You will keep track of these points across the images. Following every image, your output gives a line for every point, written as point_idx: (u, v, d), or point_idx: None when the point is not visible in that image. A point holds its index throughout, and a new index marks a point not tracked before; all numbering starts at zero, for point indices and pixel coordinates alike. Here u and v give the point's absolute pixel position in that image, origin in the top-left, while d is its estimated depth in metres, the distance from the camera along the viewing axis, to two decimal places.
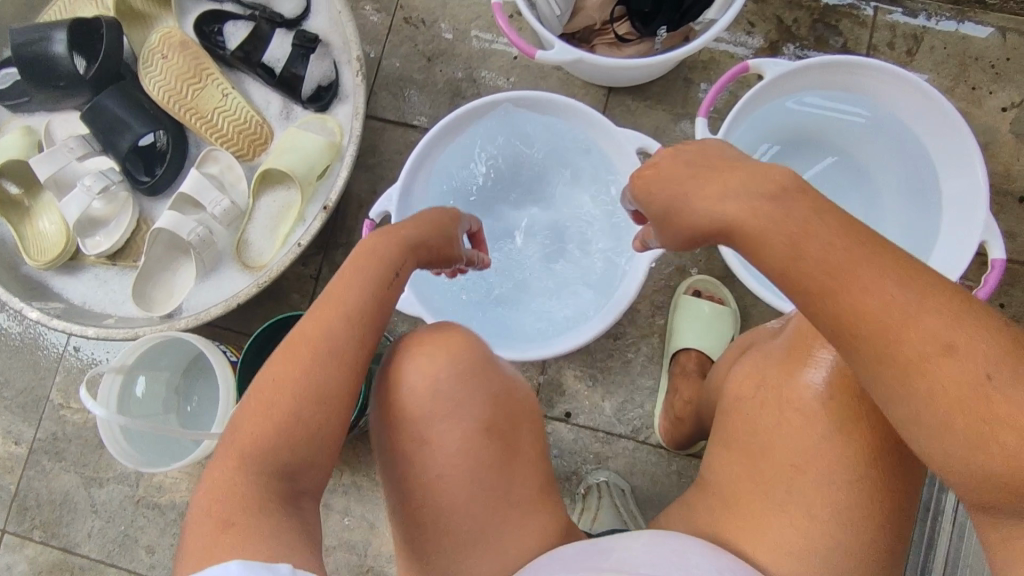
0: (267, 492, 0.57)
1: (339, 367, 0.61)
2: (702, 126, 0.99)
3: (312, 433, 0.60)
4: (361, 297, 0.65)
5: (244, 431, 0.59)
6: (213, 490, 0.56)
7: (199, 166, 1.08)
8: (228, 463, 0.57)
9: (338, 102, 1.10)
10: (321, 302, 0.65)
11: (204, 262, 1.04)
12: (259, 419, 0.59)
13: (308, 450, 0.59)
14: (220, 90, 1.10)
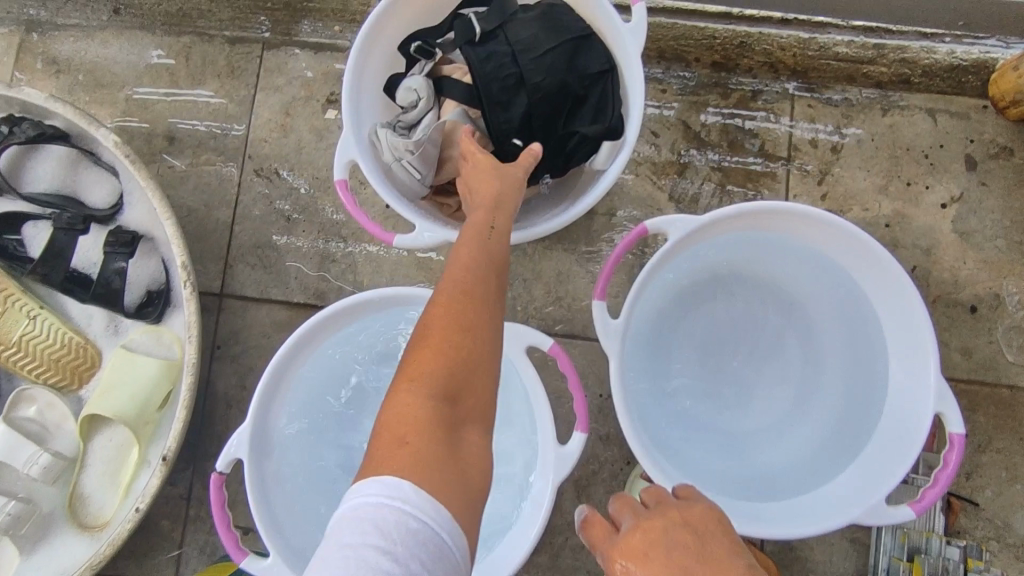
0: (432, 420, 0.51)
1: (489, 322, 0.57)
2: (599, 311, 0.83)
3: (469, 352, 0.55)
4: (488, 266, 0.60)
5: (414, 362, 0.54)
6: (397, 452, 0.49)
7: (9, 412, 0.89)
8: (409, 390, 0.52)
9: (172, 309, 0.92)
10: (447, 265, 0.60)
11: (27, 536, 0.86)
12: (425, 360, 0.54)
13: (479, 395, 0.55)
14: (25, 313, 0.89)
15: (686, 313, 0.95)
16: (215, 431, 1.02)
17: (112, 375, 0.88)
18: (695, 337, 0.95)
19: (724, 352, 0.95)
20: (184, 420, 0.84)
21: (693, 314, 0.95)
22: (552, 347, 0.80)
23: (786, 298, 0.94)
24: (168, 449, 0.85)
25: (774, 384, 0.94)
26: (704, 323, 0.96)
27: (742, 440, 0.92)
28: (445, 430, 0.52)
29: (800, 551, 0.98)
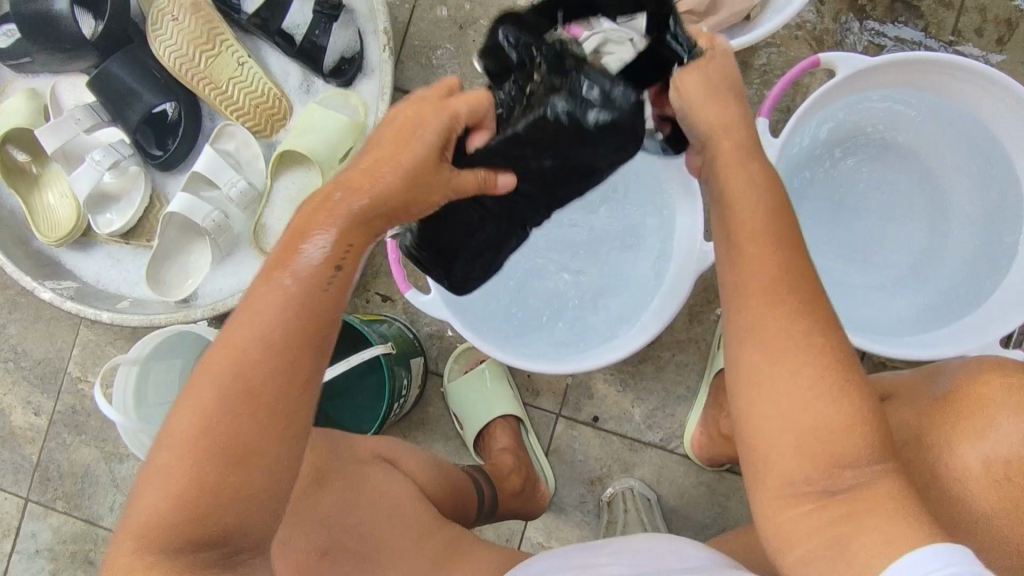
0: (190, 512, 0.46)
1: (274, 354, 0.48)
2: (762, 128, 0.89)
3: (279, 371, 0.48)
4: (270, 372, 0.48)
5: (154, 476, 0.47)
6: (150, 487, 0.47)
7: (214, 143, 1.01)
8: (155, 476, 0.47)
9: (362, 77, 1.02)
10: (233, 322, 0.50)
11: (220, 247, 0.99)
12: (169, 471, 0.46)
13: (264, 443, 0.47)
14: (236, 59, 1.01)
15: (820, 175, 1.01)
16: None
17: (307, 122, 0.99)
18: (824, 196, 1.01)
19: (848, 213, 1.02)
20: None
21: (829, 170, 1.01)
22: None
23: (923, 166, 0.99)
24: None
25: (894, 247, 1.00)
26: (840, 181, 1.01)
27: (843, 288, 1.00)
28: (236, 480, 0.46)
29: None
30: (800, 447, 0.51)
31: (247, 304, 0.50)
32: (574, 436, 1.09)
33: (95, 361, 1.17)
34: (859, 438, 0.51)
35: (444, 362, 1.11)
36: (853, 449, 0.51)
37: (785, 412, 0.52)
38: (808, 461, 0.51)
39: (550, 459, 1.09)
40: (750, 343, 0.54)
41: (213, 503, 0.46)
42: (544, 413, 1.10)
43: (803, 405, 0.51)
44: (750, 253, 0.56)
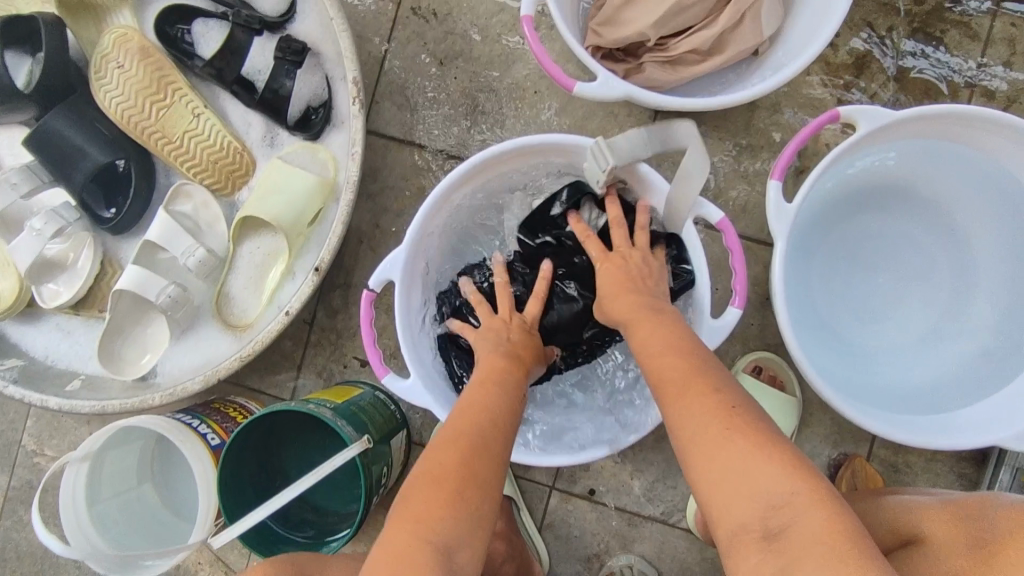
0: (422, 557, 0.52)
1: (498, 436, 0.63)
2: (773, 192, 0.80)
3: (484, 459, 0.60)
4: (496, 453, 0.62)
5: (404, 515, 0.55)
6: (399, 534, 0.54)
7: (168, 205, 0.91)
8: (400, 526, 0.55)
9: (331, 128, 0.91)
10: (457, 416, 0.65)
11: (178, 322, 0.90)
12: (407, 522, 0.54)
13: (477, 496, 0.57)
14: (191, 109, 0.90)
15: (834, 230, 0.92)
16: (345, 264, 1.03)
17: (269, 182, 0.88)
18: (839, 253, 0.93)
19: (867, 271, 0.93)
20: (343, 234, 0.86)
21: (843, 223, 0.92)
22: (720, 220, 0.77)
23: (947, 218, 0.90)
24: (322, 261, 0.87)
25: (914, 308, 0.91)
26: (857, 234, 0.92)
27: (861, 354, 0.91)
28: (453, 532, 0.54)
29: (904, 477, 0.96)
30: (736, 500, 0.54)
31: (458, 409, 0.66)
32: (570, 510, 1.01)
33: (50, 432, 1.07)
34: (777, 476, 0.54)
35: (427, 432, 1.03)
36: (771, 488, 0.53)
37: (705, 470, 0.57)
38: (746, 518, 0.54)
39: (544, 535, 1.01)
40: (688, 447, 0.59)
41: (442, 538, 0.54)
42: (538, 486, 1.01)
43: (764, 502, 0.53)
44: (661, 358, 0.65)
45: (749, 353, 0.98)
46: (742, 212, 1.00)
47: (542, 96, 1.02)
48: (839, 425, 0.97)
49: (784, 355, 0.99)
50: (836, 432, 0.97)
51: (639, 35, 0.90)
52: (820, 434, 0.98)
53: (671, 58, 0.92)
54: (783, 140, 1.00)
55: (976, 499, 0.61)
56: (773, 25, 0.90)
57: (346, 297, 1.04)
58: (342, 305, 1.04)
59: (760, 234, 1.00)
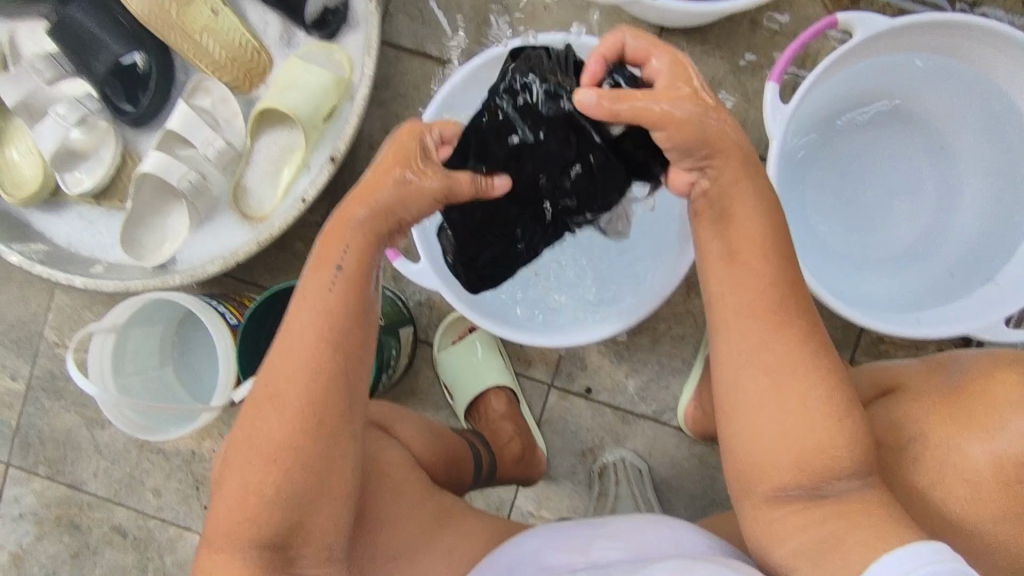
0: (266, 467, 0.56)
1: (331, 308, 0.58)
2: (771, 94, 0.84)
3: (313, 350, 0.57)
4: (339, 307, 0.58)
5: (250, 440, 0.57)
6: (243, 459, 0.57)
7: (188, 98, 0.95)
8: (244, 450, 0.57)
9: (348, 30, 0.95)
10: (298, 296, 0.60)
11: (198, 211, 0.94)
12: (253, 445, 0.56)
13: (315, 452, 0.56)
14: (210, 7, 0.94)
15: (825, 145, 0.98)
16: (357, 170, 1.08)
17: (287, 77, 0.92)
18: (829, 168, 0.98)
19: (856, 184, 0.98)
20: (357, 127, 0.90)
21: (836, 140, 0.98)
22: None
23: (939, 134, 0.95)
24: (338, 152, 0.92)
25: (902, 220, 0.97)
26: (850, 151, 0.98)
27: (848, 262, 0.97)
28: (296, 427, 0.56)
29: None
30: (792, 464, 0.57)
31: (308, 285, 0.60)
32: (567, 408, 1.08)
33: (71, 325, 1.13)
34: (846, 448, 0.57)
35: (433, 331, 1.08)
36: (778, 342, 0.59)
37: (766, 429, 0.58)
38: (795, 479, 0.57)
39: (542, 430, 1.08)
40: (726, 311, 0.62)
41: (290, 436, 0.56)
42: (537, 384, 1.08)
43: (785, 361, 0.58)
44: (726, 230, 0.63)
45: None
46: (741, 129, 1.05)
47: (551, 10, 1.05)
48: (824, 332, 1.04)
49: None
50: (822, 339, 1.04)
51: None
52: None
53: None
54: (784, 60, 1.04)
55: (946, 357, 0.72)
56: None
57: None
58: None
59: (756, 151, 1.05)
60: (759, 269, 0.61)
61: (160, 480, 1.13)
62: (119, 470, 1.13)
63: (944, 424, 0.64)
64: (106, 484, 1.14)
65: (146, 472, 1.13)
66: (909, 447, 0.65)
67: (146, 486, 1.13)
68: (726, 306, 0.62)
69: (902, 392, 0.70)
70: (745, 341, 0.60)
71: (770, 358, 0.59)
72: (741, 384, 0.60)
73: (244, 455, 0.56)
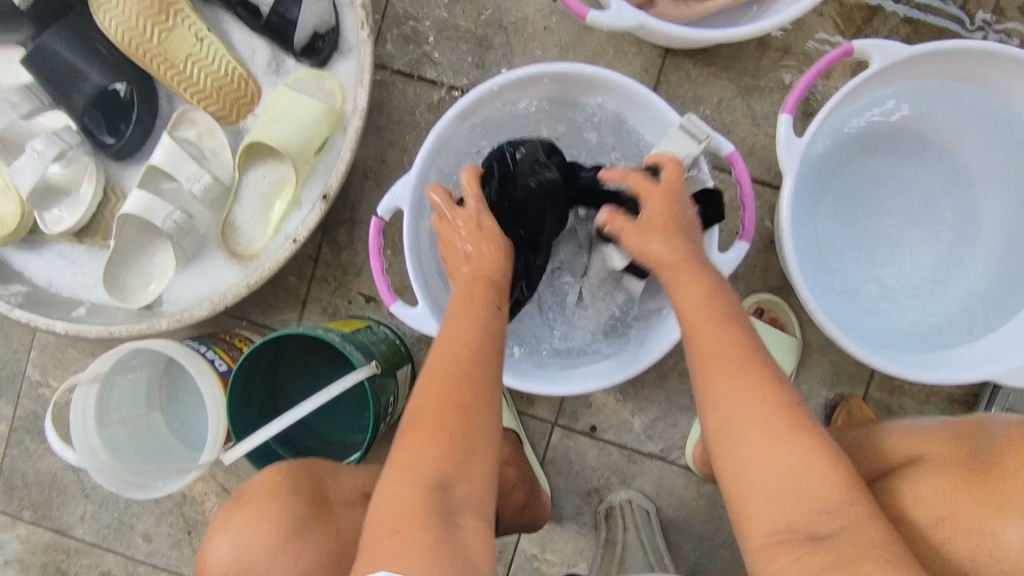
0: (445, 400, 0.60)
1: (497, 272, 0.71)
2: (784, 126, 0.80)
3: (484, 302, 0.68)
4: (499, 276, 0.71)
5: (433, 379, 0.62)
6: (425, 397, 0.60)
7: (172, 130, 0.90)
8: (425, 390, 0.61)
9: (339, 56, 0.90)
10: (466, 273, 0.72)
11: (184, 250, 0.90)
12: (436, 380, 0.61)
13: (474, 433, 0.58)
14: (194, 33, 0.89)
15: (842, 173, 0.93)
16: (350, 200, 1.03)
17: (276, 108, 0.87)
18: (845, 196, 0.94)
19: (874, 214, 0.93)
20: (349, 162, 0.85)
21: (853, 167, 0.93)
22: (731, 153, 0.76)
23: (958, 162, 0.90)
24: (329, 189, 0.87)
25: (919, 252, 0.93)
26: (865, 179, 0.93)
27: (865, 296, 0.93)
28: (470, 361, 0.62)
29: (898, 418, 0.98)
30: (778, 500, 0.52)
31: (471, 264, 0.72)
32: (571, 446, 1.03)
33: (54, 364, 1.08)
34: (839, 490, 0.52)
35: None
36: (737, 391, 0.56)
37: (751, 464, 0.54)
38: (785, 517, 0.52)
39: (545, 470, 1.03)
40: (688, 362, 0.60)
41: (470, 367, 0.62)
42: (540, 422, 1.03)
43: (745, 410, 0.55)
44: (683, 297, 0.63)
45: (752, 295, 0.99)
46: (750, 154, 1.00)
47: (551, 31, 1.00)
48: (838, 366, 0.99)
49: (787, 298, 1.00)
50: (837, 373, 0.99)
51: None
52: (819, 375, 1.00)
53: None
54: (794, 82, 0.99)
55: (975, 419, 0.63)
56: None
57: (352, 232, 1.03)
58: (346, 241, 1.03)
59: (767, 177, 1.00)
60: (710, 328, 0.59)
61: (150, 524, 1.09)
62: (106, 515, 1.09)
63: (976, 503, 0.57)
64: (94, 530, 1.09)
65: (135, 516, 1.08)
66: (933, 532, 0.58)
67: (135, 531, 1.08)
68: (701, 352, 0.59)
69: (925, 461, 0.62)
70: (722, 391, 0.56)
71: (750, 395, 0.55)
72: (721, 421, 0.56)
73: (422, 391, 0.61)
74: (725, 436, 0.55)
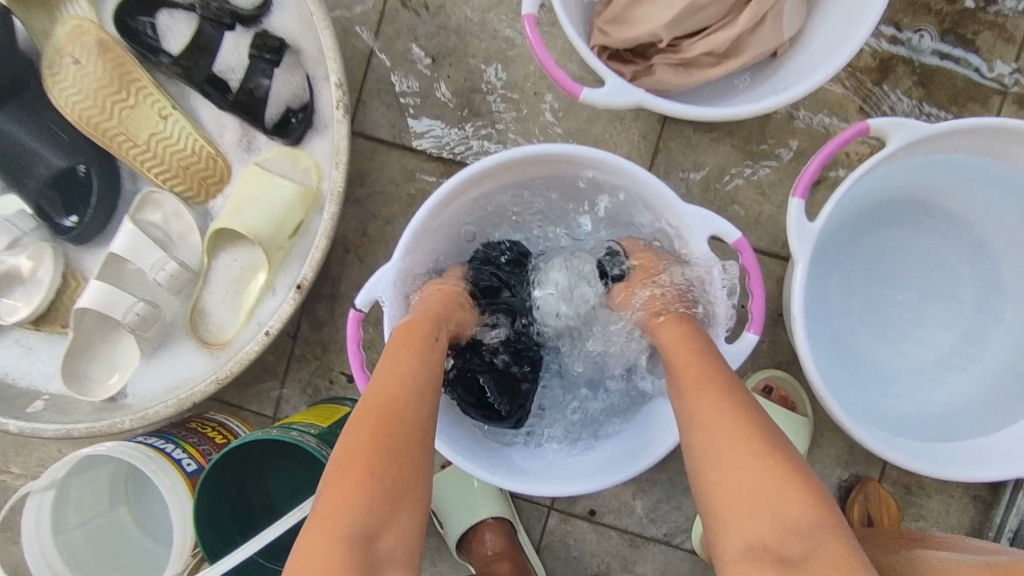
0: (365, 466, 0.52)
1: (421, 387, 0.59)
2: (795, 211, 0.75)
3: (420, 364, 0.61)
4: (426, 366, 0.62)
5: (351, 443, 0.54)
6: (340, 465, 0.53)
7: (135, 213, 0.84)
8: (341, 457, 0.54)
9: (313, 133, 0.84)
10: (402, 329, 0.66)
11: (149, 340, 0.84)
12: (357, 444, 0.54)
13: (409, 459, 0.54)
14: (158, 111, 0.83)
15: (851, 248, 0.89)
16: (331, 274, 0.97)
17: (246, 191, 0.82)
18: (854, 272, 0.89)
19: (886, 290, 0.89)
20: (325, 249, 0.79)
21: (860, 243, 0.89)
22: (740, 241, 0.73)
23: (975, 236, 0.86)
24: (303, 278, 0.81)
25: (933, 328, 0.88)
26: (874, 253, 0.89)
27: (877, 375, 0.88)
28: (396, 421, 0.56)
29: (917, 498, 0.94)
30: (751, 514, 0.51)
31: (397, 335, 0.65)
32: (569, 531, 0.98)
33: (15, 448, 1.01)
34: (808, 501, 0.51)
35: None
36: (753, 474, 0.53)
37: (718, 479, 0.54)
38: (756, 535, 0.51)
39: (542, 556, 0.98)
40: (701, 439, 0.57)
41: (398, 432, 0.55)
42: (535, 506, 0.98)
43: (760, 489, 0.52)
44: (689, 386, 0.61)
45: (761, 372, 0.94)
46: (753, 224, 0.95)
47: (542, 98, 0.96)
48: (851, 446, 0.94)
49: (795, 374, 0.95)
50: (847, 453, 0.94)
51: (651, 34, 0.84)
52: (828, 455, 0.95)
53: (683, 59, 0.86)
54: (800, 148, 0.95)
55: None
56: (793, 26, 0.85)
57: (333, 308, 0.98)
58: (328, 317, 0.98)
59: (772, 247, 0.95)
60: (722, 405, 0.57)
61: None
62: None
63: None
64: None
65: None
66: None
67: None
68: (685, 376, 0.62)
69: None
70: (695, 407, 0.59)
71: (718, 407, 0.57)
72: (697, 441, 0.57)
73: (341, 452, 0.54)
74: (705, 473, 0.56)
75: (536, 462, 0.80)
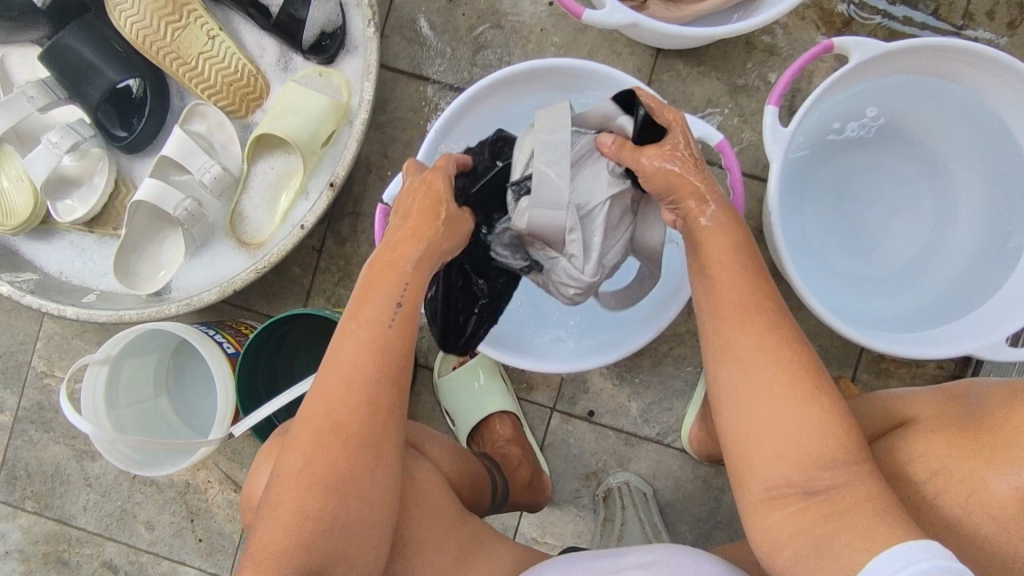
0: (323, 432, 0.55)
1: (385, 346, 0.56)
2: (771, 117, 0.84)
3: (378, 324, 0.57)
4: (392, 329, 0.57)
5: (312, 408, 0.56)
6: (304, 429, 0.56)
7: (183, 124, 0.93)
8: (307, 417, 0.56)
9: (345, 54, 0.94)
10: (368, 276, 0.60)
11: (194, 238, 0.93)
12: (319, 409, 0.56)
13: (374, 426, 0.56)
14: (205, 32, 0.93)
15: (824, 164, 0.98)
16: (354, 193, 1.07)
17: (284, 102, 0.91)
18: (824, 189, 0.99)
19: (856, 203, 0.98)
20: (356, 151, 0.89)
21: (831, 160, 0.98)
22: (720, 142, 0.82)
23: (932, 157, 0.96)
24: (335, 177, 0.90)
25: (899, 237, 0.97)
26: (845, 171, 0.98)
27: (848, 279, 0.97)
28: (350, 387, 0.55)
29: None
30: (783, 457, 0.56)
31: (369, 280, 0.59)
32: (569, 430, 1.06)
33: (60, 353, 1.10)
34: (808, 424, 0.56)
35: (433, 355, 1.06)
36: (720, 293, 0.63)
37: (744, 424, 0.58)
38: (786, 473, 0.56)
39: (544, 454, 1.06)
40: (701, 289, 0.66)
41: (352, 398, 0.55)
42: (539, 408, 1.06)
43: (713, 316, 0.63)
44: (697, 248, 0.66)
45: None
46: (738, 150, 1.05)
47: (546, 36, 1.05)
48: (828, 350, 1.03)
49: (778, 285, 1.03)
50: (821, 357, 1.03)
51: None
52: None
53: None
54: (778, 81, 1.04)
55: (959, 385, 0.67)
56: None
57: (355, 225, 1.07)
58: (351, 233, 1.07)
59: (755, 170, 1.05)
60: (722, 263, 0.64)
61: (152, 513, 1.10)
62: (109, 504, 1.10)
63: (966, 458, 0.61)
64: (97, 518, 1.10)
65: (139, 505, 1.10)
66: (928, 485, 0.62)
67: (138, 520, 1.10)
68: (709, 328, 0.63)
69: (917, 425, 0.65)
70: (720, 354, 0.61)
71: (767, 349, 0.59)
72: (741, 383, 0.59)
73: (303, 419, 0.56)
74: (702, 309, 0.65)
75: (542, 346, 0.88)
